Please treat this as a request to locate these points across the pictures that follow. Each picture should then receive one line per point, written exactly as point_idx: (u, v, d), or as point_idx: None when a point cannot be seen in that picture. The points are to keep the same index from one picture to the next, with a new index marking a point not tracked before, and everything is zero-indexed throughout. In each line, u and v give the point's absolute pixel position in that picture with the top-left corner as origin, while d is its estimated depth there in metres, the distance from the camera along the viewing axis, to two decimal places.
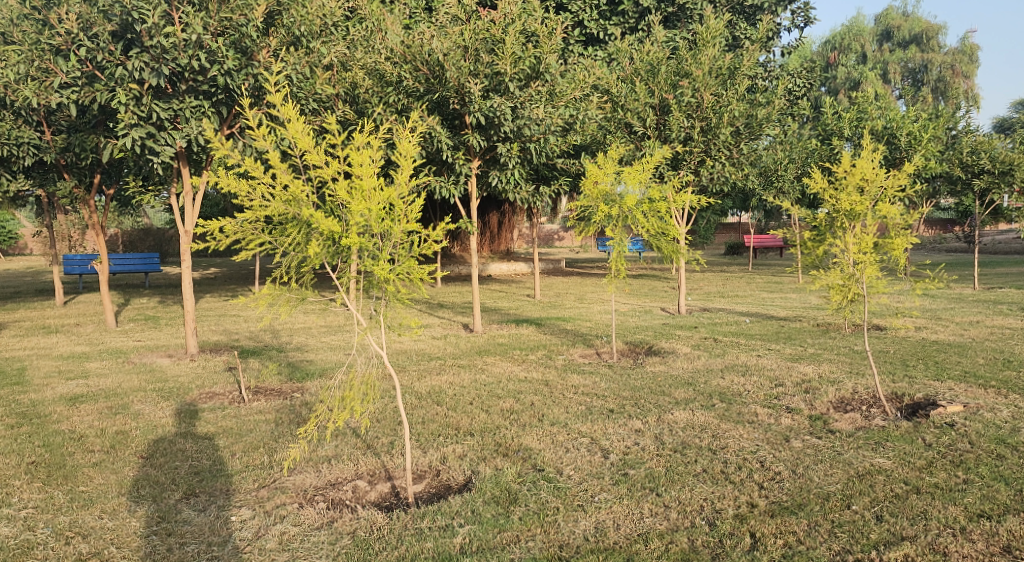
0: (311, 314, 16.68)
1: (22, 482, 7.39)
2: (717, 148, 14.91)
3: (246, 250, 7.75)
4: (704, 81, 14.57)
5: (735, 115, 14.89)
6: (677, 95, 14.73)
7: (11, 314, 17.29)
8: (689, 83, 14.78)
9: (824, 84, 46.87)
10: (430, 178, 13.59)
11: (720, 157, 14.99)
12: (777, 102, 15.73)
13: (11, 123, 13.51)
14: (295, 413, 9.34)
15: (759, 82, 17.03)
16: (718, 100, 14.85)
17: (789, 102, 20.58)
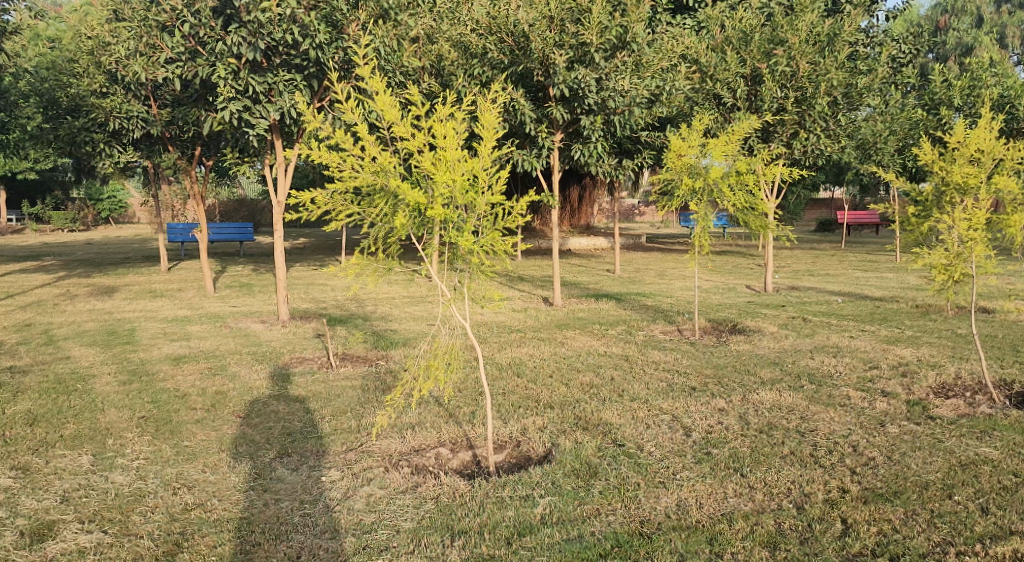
0: (396, 284, 17.00)
1: (133, 435, 7.81)
2: (813, 120, 14.23)
3: (335, 221, 7.86)
4: (801, 49, 14.11)
5: (833, 85, 14.19)
6: (771, 64, 14.24)
7: (120, 278, 18.21)
8: (784, 51, 14.32)
9: (932, 51, 44.73)
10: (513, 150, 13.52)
11: (816, 129, 14.30)
12: (883, 70, 15.30)
13: (122, 97, 14.38)
14: (381, 380, 9.59)
15: (862, 49, 16.29)
16: (815, 68, 14.27)
17: (891, 69, 19.62)
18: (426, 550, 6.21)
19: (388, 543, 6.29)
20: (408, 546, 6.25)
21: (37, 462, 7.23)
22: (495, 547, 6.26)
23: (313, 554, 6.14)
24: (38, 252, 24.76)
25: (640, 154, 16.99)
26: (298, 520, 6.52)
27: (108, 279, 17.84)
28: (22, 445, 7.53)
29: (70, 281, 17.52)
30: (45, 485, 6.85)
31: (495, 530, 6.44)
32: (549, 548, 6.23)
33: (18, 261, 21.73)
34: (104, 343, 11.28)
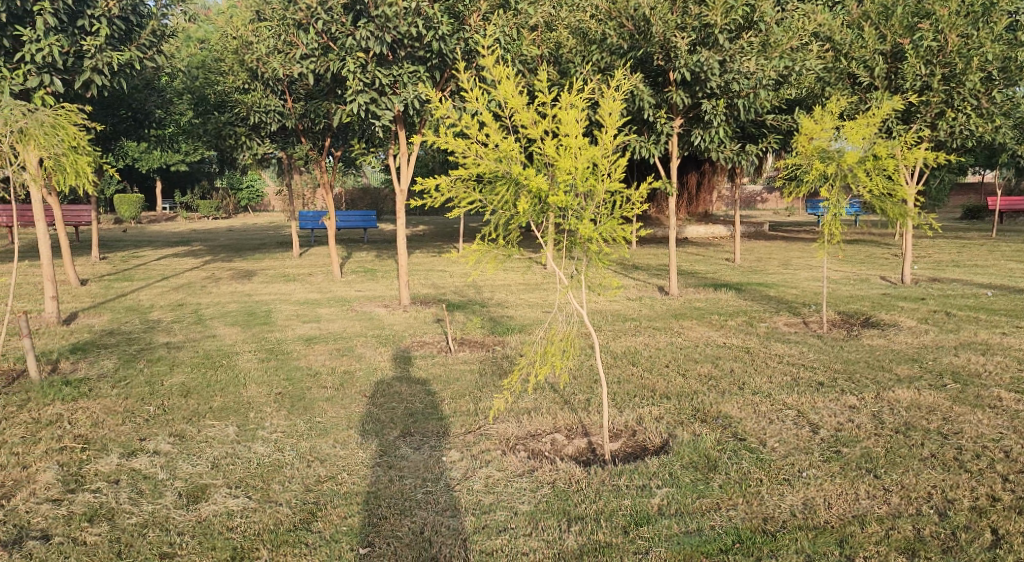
0: (514, 271, 17.16)
1: (271, 409, 8.26)
2: (962, 97, 13.44)
3: (456, 208, 7.93)
4: (951, 21, 13.34)
5: (987, 59, 13.35)
6: (915, 39, 13.57)
7: (256, 262, 19.23)
8: (930, 25, 13.57)
9: None
10: (632, 137, 13.27)
11: (965, 107, 13.47)
12: None
13: (261, 93, 15.19)
14: (498, 365, 9.73)
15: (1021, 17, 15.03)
16: (966, 42, 13.40)
17: None
18: (544, 533, 6.30)
19: (507, 524, 6.41)
20: (527, 528, 6.35)
21: (190, 430, 7.74)
22: (612, 535, 6.27)
23: (435, 530, 6.33)
24: (184, 237, 26.49)
25: (765, 138, 16.49)
26: (421, 497, 6.73)
27: (246, 264, 18.86)
28: (177, 414, 8.09)
29: (213, 265, 18.64)
30: (198, 452, 7.33)
31: (611, 519, 6.45)
32: (667, 539, 6.19)
33: (167, 245, 23.31)
34: (245, 323, 11.94)
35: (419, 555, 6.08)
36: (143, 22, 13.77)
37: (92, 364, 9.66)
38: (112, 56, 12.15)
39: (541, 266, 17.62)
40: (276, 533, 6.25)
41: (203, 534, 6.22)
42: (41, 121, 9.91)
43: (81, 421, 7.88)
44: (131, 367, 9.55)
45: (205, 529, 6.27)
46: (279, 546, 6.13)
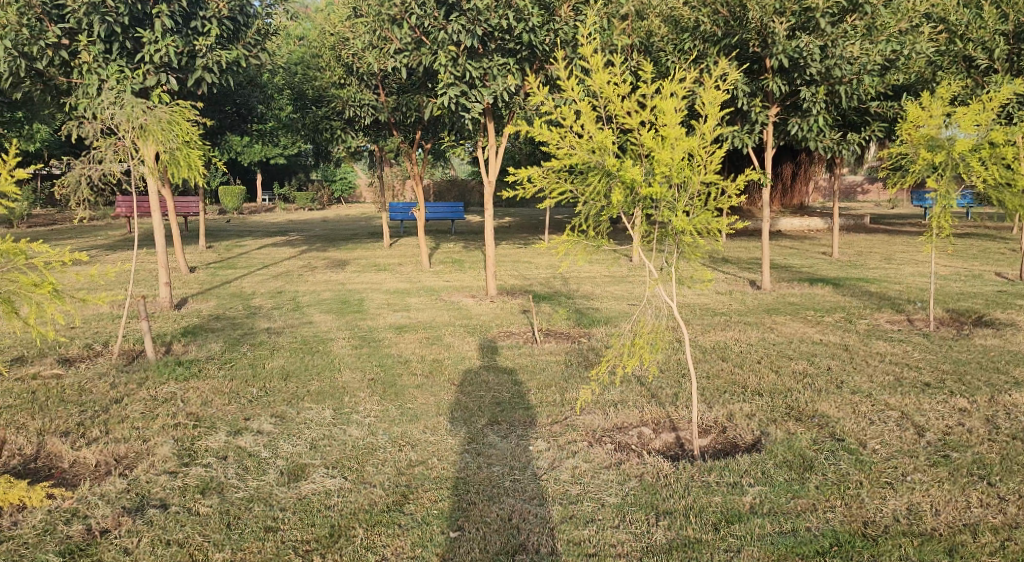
0: (602, 263, 17.03)
1: (363, 394, 8.43)
2: None
3: (547, 199, 7.83)
4: None
5: None
6: None
7: (349, 252, 19.68)
8: None
9: None
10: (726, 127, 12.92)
11: None
12: None
13: (355, 87, 15.51)
14: (584, 357, 9.66)
15: None
16: None
17: None
18: (632, 526, 6.22)
19: (595, 515, 6.35)
20: (615, 520, 6.29)
21: (290, 412, 7.97)
22: (702, 531, 6.15)
23: (523, 518, 6.33)
24: (282, 227, 27.39)
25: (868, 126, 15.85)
26: (509, 485, 6.74)
27: (340, 254, 19.31)
28: (277, 396, 8.35)
29: (309, 255, 19.17)
30: (297, 432, 7.54)
31: (702, 515, 6.31)
32: (759, 538, 6.03)
33: (267, 235, 24.12)
34: (339, 311, 12.23)
35: (508, 542, 6.09)
36: (249, 22, 14.27)
37: (200, 347, 10.06)
38: (222, 54, 12.59)
39: (628, 259, 17.41)
40: (371, 513, 6.37)
41: (303, 510, 6.39)
42: (159, 119, 10.43)
43: (192, 399, 8.22)
44: (236, 350, 9.90)
45: (305, 506, 6.43)
46: (374, 526, 6.24)
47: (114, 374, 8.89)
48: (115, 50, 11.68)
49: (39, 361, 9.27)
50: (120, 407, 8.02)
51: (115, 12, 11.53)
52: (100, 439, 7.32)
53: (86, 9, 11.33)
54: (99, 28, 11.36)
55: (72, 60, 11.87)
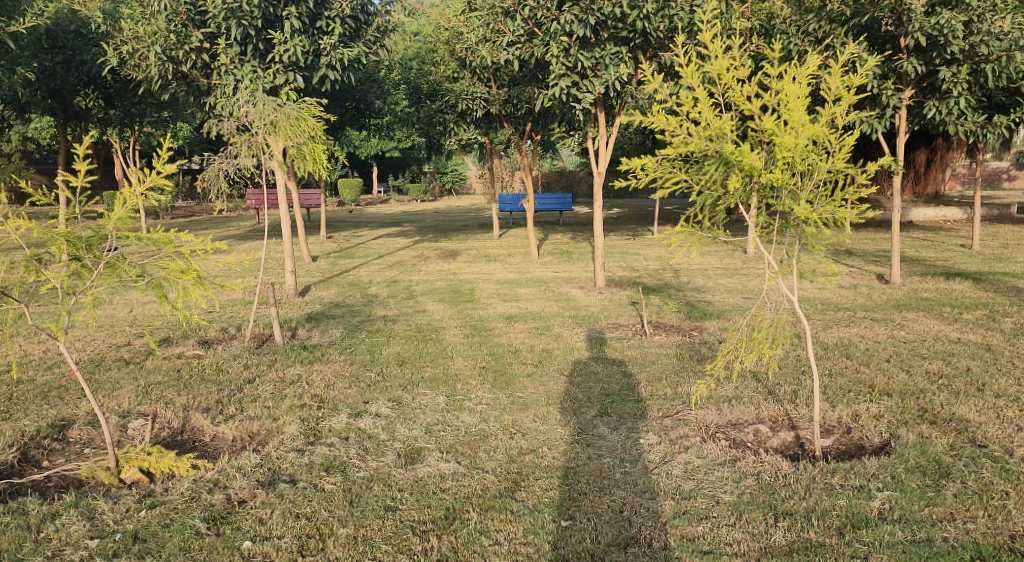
0: (719, 255, 16.79)
1: (475, 382, 8.72)
2: None
3: (662, 188, 7.79)
4: None
5: None
6: None
7: (462, 243, 20.14)
8: None
9: None
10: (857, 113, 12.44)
11: None
12: None
13: (469, 80, 15.88)
14: (696, 350, 9.65)
15: None
16: None
17: None
18: (750, 526, 6.24)
19: (709, 513, 6.40)
20: (730, 518, 6.32)
21: (406, 397, 8.34)
22: (825, 535, 6.12)
23: (635, 511, 6.45)
24: (398, 218, 28.25)
25: (1018, 107, 14.91)
26: (620, 477, 6.86)
27: (452, 244, 19.80)
28: (395, 381, 8.75)
29: (422, 245, 19.77)
30: (413, 417, 7.90)
31: (825, 518, 6.27)
32: (890, 546, 5.98)
33: (383, 225, 24.98)
34: (452, 300, 12.61)
35: (620, 534, 6.22)
36: (369, 20, 14.82)
37: (323, 332, 10.62)
38: (344, 51, 13.11)
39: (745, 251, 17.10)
40: (484, 498, 6.63)
41: (419, 492, 6.71)
42: (288, 115, 11.09)
43: (316, 382, 8.72)
44: (355, 337, 10.40)
45: (421, 488, 6.76)
46: (487, 511, 6.49)
47: (248, 356, 9.52)
48: (249, 52, 12.37)
49: (183, 341, 10.03)
50: (254, 386, 8.60)
51: (251, 15, 12.21)
52: (236, 416, 7.88)
53: (225, 14, 12.06)
54: (235, 31, 12.06)
55: (212, 62, 12.69)
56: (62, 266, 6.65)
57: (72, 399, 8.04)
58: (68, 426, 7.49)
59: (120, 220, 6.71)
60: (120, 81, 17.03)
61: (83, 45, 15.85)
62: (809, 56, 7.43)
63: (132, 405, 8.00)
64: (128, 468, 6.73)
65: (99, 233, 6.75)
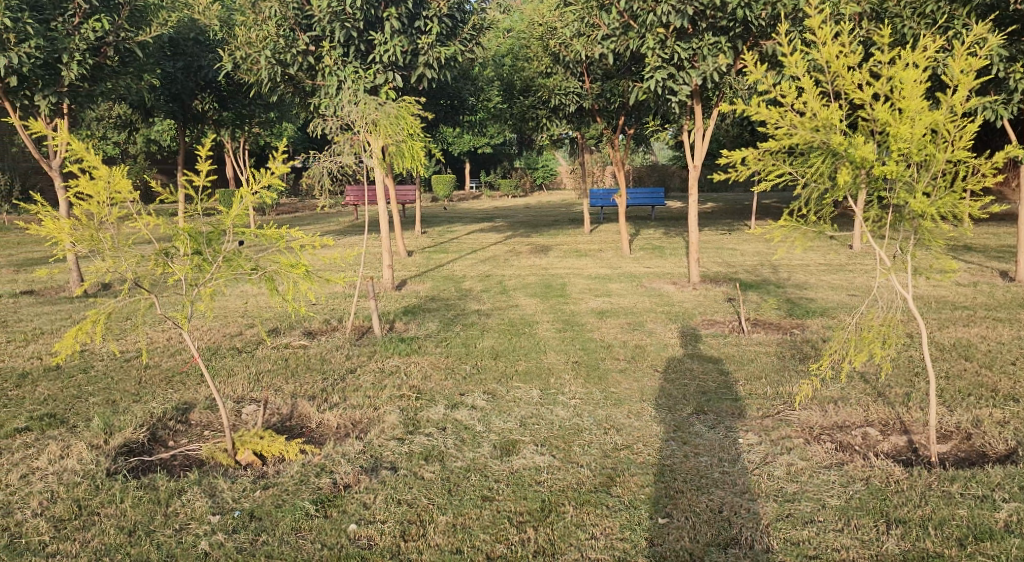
0: (825, 252, 16.32)
1: (569, 376, 8.80)
2: None
3: (764, 181, 7.65)
4: None
5: None
6: None
7: (554, 238, 20.23)
8: None
9: None
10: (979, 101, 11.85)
11: None
12: None
13: (562, 75, 15.92)
14: (797, 349, 9.46)
15: None
16: None
17: None
18: (859, 532, 6.13)
19: (814, 516, 6.31)
20: (837, 523, 6.22)
21: (501, 390, 8.50)
22: (943, 545, 5.96)
23: (735, 512, 6.41)
24: (490, 213, 28.57)
25: None
26: (718, 476, 6.83)
27: (544, 239, 19.93)
28: (489, 374, 8.92)
29: (515, 240, 19.97)
30: (508, 409, 8.04)
31: (942, 528, 6.10)
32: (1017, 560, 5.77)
33: (476, 221, 25.32)
34: (543, 295, 12.72)
35: (719, 534, 6.20)
36: (464, 18, 15.06)
37: (420, 325, 10.90)
38: (441, 50, 13.32)
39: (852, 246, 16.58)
40: (579, 492, 6.70)
41: (516, 484, 6.84)
42: (388, 114, 11.42)
43: (414, 373, 8.98)
44: (450, 330, 10.63)
45: (517, 480, 6.88)
46: (582, 505, 6.55)
47: (350, 347, 9.88)
48: (351, 53, 12.80)
49: (289, 332, 10.48)
50: (356, 377, 8.92)
51: (353, 18, 12.61)
52: (340, 405, 8.19)
53: (329, 17, 12.51)
54: (339, 33, 12.51)
55: (317, 64, 13.21)
56: (186, 259, 7.06)
57: (193, 384, 8.54)
58: (189, 410, 7.96)
59: (237, 217, 7.07)
60: (231, 85, 17.95)
61: (201, 51, 16.93)
62: (929, 41, 7.12)
63: (246, 391, 8.43)
64: (243, 450, 7.12)
65: (218, 229, 7.13)
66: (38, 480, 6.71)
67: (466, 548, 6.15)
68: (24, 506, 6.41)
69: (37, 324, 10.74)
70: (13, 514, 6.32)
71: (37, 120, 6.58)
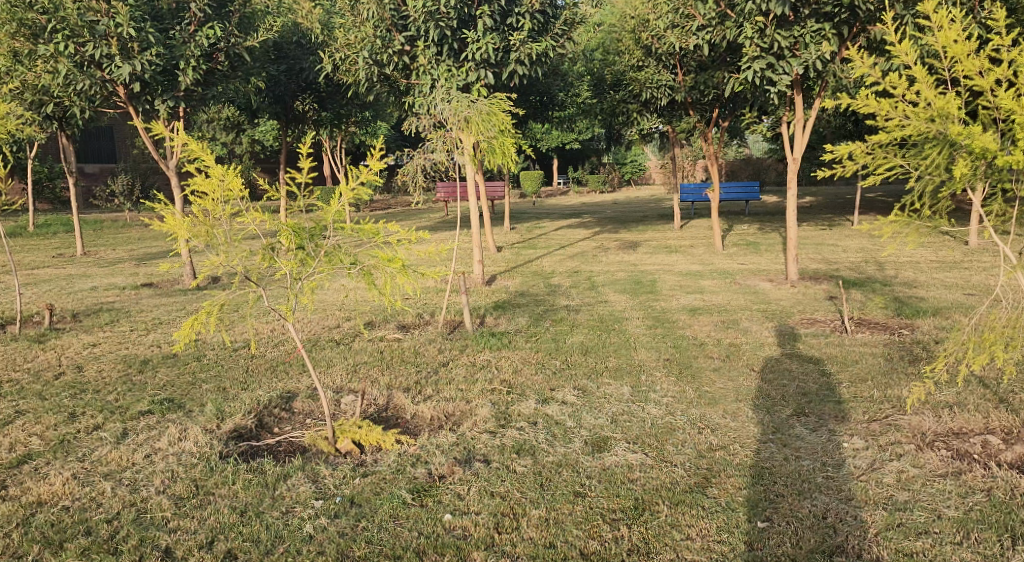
0: (934, 249, 15.60)
1: (661, 374, 8.68)
2: None
3: (874, 175, 7.35)
4: None
5: None
6: None
7: (642, 234, 20.01)
8: None
9: None
10: None
11: None
12: None
13: (654, 68, 15.78)
14: (907, 350, 9.07)
15: None
16: None
17: None
18: (981, 546, 5.87)
19: (928, 527, 6.07)
20: (955, 536, 5.97)
21: (591, 386, 8.45)
22: None
23: (840, 518, 6.21)
24: (580, 209, 28.46)
25: None
26: (821, 481, 6.62)
27: (631, 235, 19.74)
28: (579, 370, 8.89)
29: (603, 236, 19.86)
30: (599, 406, 7.99)
31: None
32: None
33: (564, 217, 25.27)
34: (633, 291, 12.62)
35: (824, 541, 6.02)
36: (556, 13, 14.97)
37: (510, 320, 10.95)
38: (533, 46, 13.32)
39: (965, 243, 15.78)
40: (674, 492, 6.60)
41: (608, 481, 6.78)
42: (479, 111, 11.43)
43: (505, 367, 9.04)
44: (540, 325, 10.64)
45: (609, 477, 6.83)
46: (677, 505, 6.45)
47: (442, 340, 10.00)
48: (445, 52, 12.96)
49: (384, 326, 10.68)
50: (448, 370, 9.03)
51: (447, 17, 12.74)
52: (434, 397, 8.29)
53: (424, 17, 12.67)
54: (433, 32, 12.68)
55: (413, 64, 13.43)
56: (291, 254, 7.26)
57: (295, 373, 8.82)
58: (292, 398, 8.21)
59: (338, 212, 7.24)
60: (330, 85, 18.41)
61: (302, 54, 17.60)
62: None
63: (344, 382, 8.64)
64: (342, 438, 7.29)
65: (320, 224, 7.31)
66: (160, 460, 7.03)
67: (560, 543, 6.14)
68: (148, 483, 6.73)
69: (155, 314, 11.30)
70: (138, 490, 6.65)
71: (157, 121, 6.88)
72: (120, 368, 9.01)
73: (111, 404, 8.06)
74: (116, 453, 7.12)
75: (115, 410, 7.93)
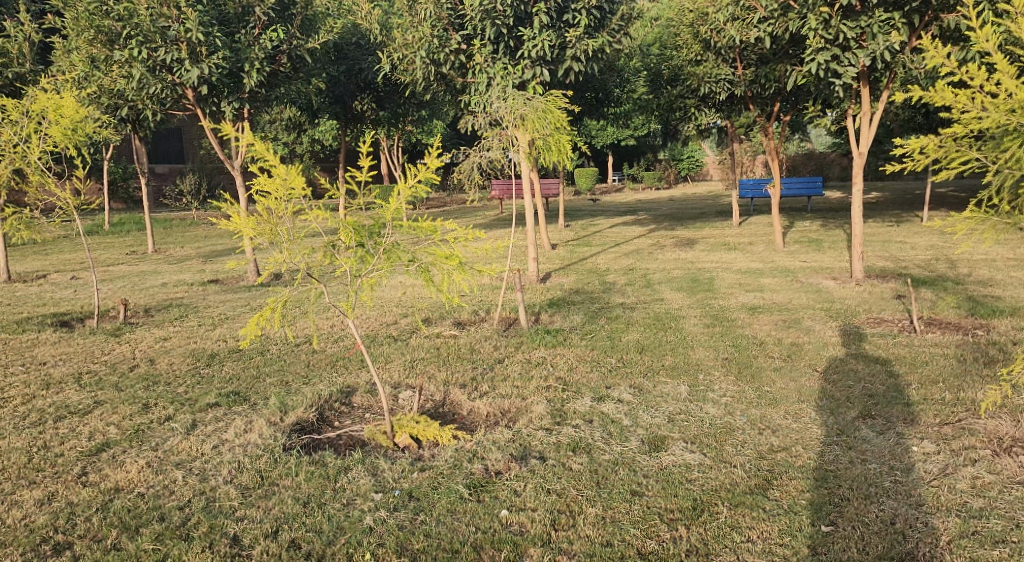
0: (1007, 246, 15.03)
1: (720, 374, 8.51)
2: None
3: (948, 169, 7.07)
4: None
5: None
6: None
7: (699, 231, 19.73)
8: None
9: None
10: None
11: None
12: None
13: (713, 62, 15.63)
14: (981, 351, 8.74)
15: None
16: None
17: None
18: None
19: (1007, 537, 5.86)
20: None
21: (648, 384, 8.34)
22: None
23: (910, 525, 6.02)
24: (636, 206, 28.19)
25: None
26: (889, 485, 6.41)
27: (687, 232, 19.48)
28: (635, 368, 8.77)
29: (658, 233, 19.64)
30: (656, 405, 7.87)
31: None
32: None
33: (619, 214, 25.08)
34: (690, 289, 12.44)
35: (893, 547, 5.85)
36: (613, 9, 14.79)
37: (565, 317, 10.88)
38: (589, 42, 13.20)
39: None
40: (735, 493, 6.46)
41: (666, 480, 6.66)
42: (536, 108, 11.36)
43: (560, 364, 8.98)
44: (596, 323, 10.56)
45: (667, 476, 6.72)
46: (737, 506, 6.32)
47: (497, 337, 9.99)
48: (501, 50, 12.95)
49: (440, 322, 10.71)
50: (503, 366, 9.01)
51: (504, 14, 12.66)
52: (490, 393, 8.28)
53: (480, 15, 12.62)
54: (489, 30, 12.67)
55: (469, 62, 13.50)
56: (350, 252, 7.31)
57: (354, 368, 8.90)
58: (352, 393, 8.28)
59: (396, 211, 7.25)
60: (388, 85, 18.53)
61: (361, 54, 17.80)
62: None
63: (402, 377, 8.68)
64: (400, 433, 7.31)
65: (379, 222, 7.34)
66: (227, 451, 7.15)
67: (617, 542, 6.06)
68: (216, 473, 6.85)
69: (221, 309, 11.53)
70: (207, 480, 6.77)
71: (223, 120, 7.00)
72: (189, 361, 9.20)
73: (180, 396, 8.24)
74: (186, 444, 7.27)
75: (184, 402, 8.10)
